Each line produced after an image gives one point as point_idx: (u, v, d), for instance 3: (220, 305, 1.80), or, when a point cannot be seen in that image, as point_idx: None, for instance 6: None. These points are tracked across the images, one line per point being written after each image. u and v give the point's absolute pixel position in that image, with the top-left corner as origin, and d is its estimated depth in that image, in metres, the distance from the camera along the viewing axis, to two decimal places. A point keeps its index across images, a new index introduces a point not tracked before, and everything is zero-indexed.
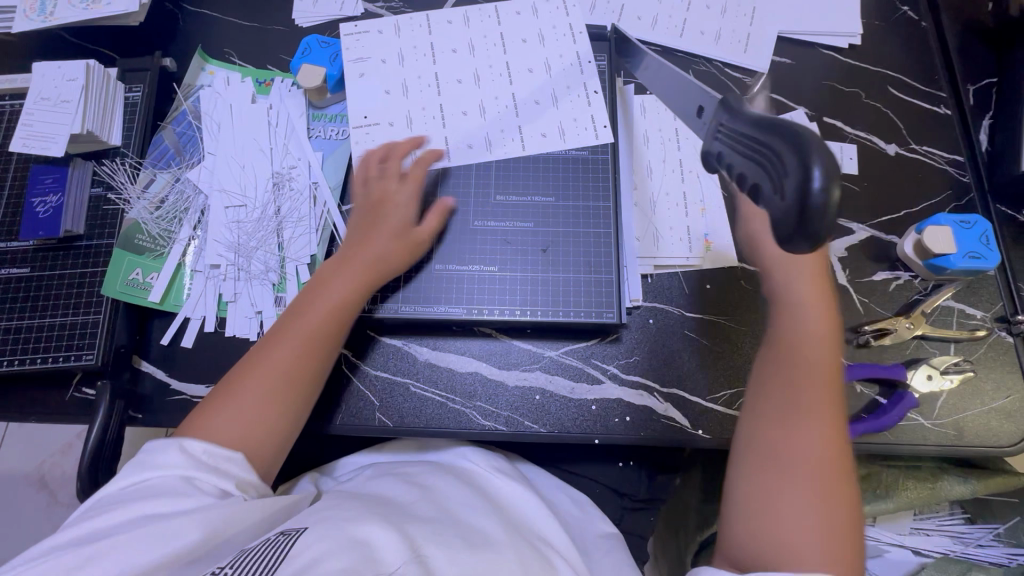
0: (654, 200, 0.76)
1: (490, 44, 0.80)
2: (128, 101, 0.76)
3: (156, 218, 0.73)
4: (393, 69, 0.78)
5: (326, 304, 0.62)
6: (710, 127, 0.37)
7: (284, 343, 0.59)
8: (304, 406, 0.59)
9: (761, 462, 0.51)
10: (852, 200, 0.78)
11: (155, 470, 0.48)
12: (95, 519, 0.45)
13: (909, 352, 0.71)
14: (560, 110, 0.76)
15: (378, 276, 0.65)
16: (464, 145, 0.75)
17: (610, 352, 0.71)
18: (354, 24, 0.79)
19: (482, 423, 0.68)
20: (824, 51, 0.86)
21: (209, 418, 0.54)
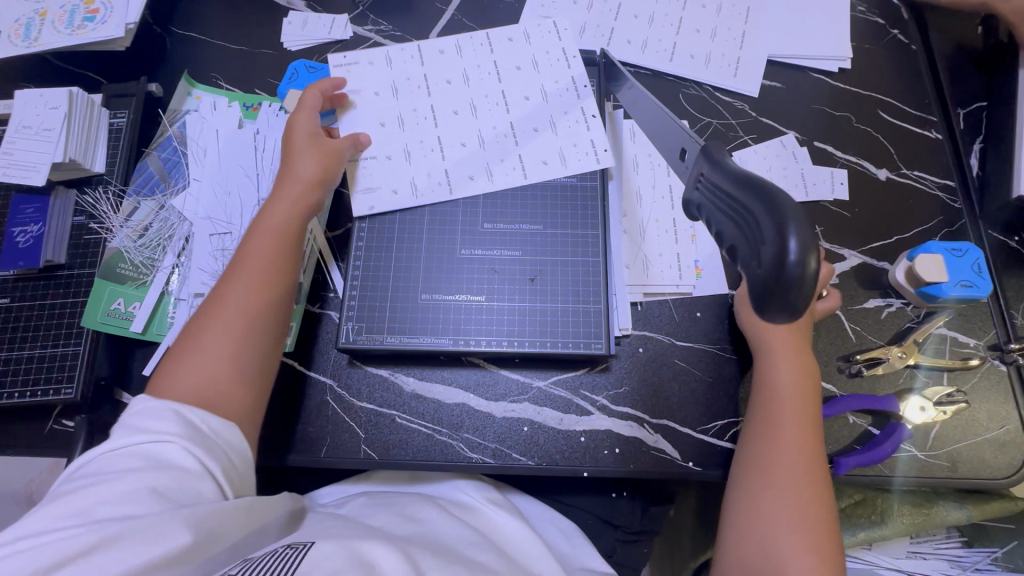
0: (645, 226, 0.75)
1: (483, 70, 0.78)
2: (112, 127, 0.75)
3: (139, 246, 0.72)
4: (388, 101, 0.76)
5: (263, 236, 0.63)
6: (691, 168, 0.37)
7: (233, 286, 0.60)
8: (270, 342, 0.60)
9: (749, 483, 0.57)
10: (845, 227, 0.77)
11: (161, 434, 0.50)
12: (97, 475, 0.46)
13: (901, 382, 0.70)
14: (559, 136, 0.74)
15: (308, 197, 0.66)
16: (465, 176, 0.74)
17: (599, 381, 0.70)
18: (342, 56, 0.77)
19: (470, 455, 0.67)
20: (814, 75, 0.86)
21: (177, 378, 0.55)
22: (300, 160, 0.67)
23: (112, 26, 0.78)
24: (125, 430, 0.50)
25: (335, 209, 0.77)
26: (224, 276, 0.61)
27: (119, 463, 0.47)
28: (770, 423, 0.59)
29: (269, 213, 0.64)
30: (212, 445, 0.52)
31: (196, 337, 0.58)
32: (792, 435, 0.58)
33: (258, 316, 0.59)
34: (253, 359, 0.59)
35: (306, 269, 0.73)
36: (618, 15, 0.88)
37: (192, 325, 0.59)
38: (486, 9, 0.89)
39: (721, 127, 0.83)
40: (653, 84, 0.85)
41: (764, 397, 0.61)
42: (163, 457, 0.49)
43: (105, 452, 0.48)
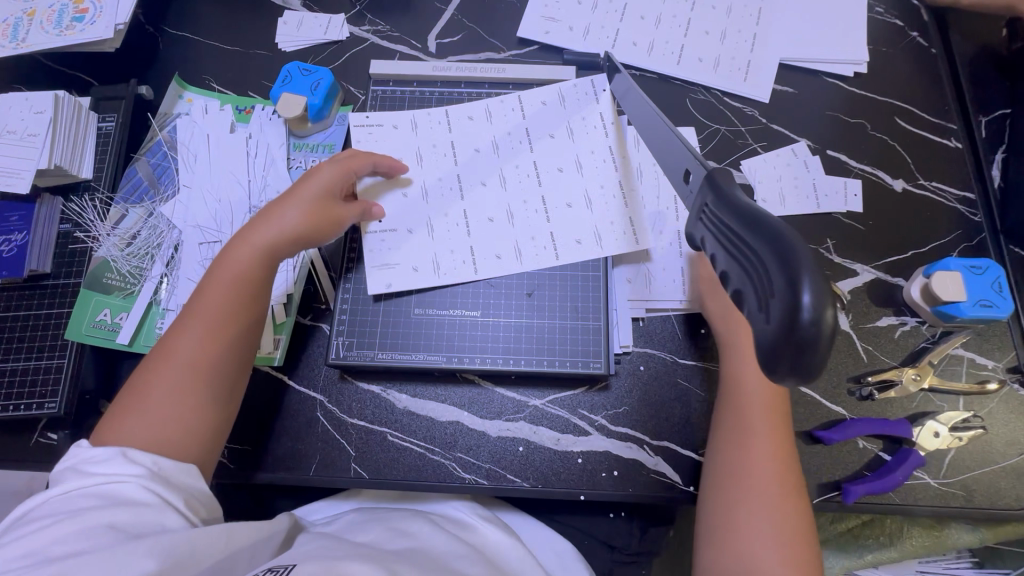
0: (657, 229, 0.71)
1: (514, 136, 0.74)
2: (101, 131, 0.74)
3: (126, 255, 0.70)
4: (412, 168, 0.72)
5: (226, 281, 0.60)
6: (697, 202, 0.34)
7: (188, 331, 0.57)
8: (220, 396, 0.57)
9: (725, 485, 0.57)
10: (857, 240, 0.74)
11: (116, 472, 0.48)
12: (46, 517, 0.45)
13: (914, 406, 0.67)
14: (597, 213, 0.70)
15: (280, 248, 0.62)
16: (492, 255, 0.69)
17: (598, 401, 0.67)
18: (364, 115, 0.73)
19: (463, 476, 0.65)
20: (828, 79, 0.82)
21: (122, 422, 0.53)
22: (287, 211, 0.62)
23: (101, 26, 0.76)
24: (76, 471, 0.48)
25: None
26: (181, 318, 0.59)
27: (72, 503, 0.46)
28: (741, 430, 0.59)
29: (235, 260, 0.60)
30: (167, 481, 0.50)
31: (145, 382, 0.55)
32: (763, 445, 0.58)
33: (210, 372, 0.56)
34: (200, 416, 0.55)
35: (297, 279, 0.71)
36: (623, 16, 0.85)
37: (145, 365, 0.57)
38: (486, 9, 0.86)
39: (729, 134, 0.80)
40: (659, 88, 0.82)
41: (734, 406, 0.61)
42: (121, 493, 0.47)
43: (54, 496, 0.47)
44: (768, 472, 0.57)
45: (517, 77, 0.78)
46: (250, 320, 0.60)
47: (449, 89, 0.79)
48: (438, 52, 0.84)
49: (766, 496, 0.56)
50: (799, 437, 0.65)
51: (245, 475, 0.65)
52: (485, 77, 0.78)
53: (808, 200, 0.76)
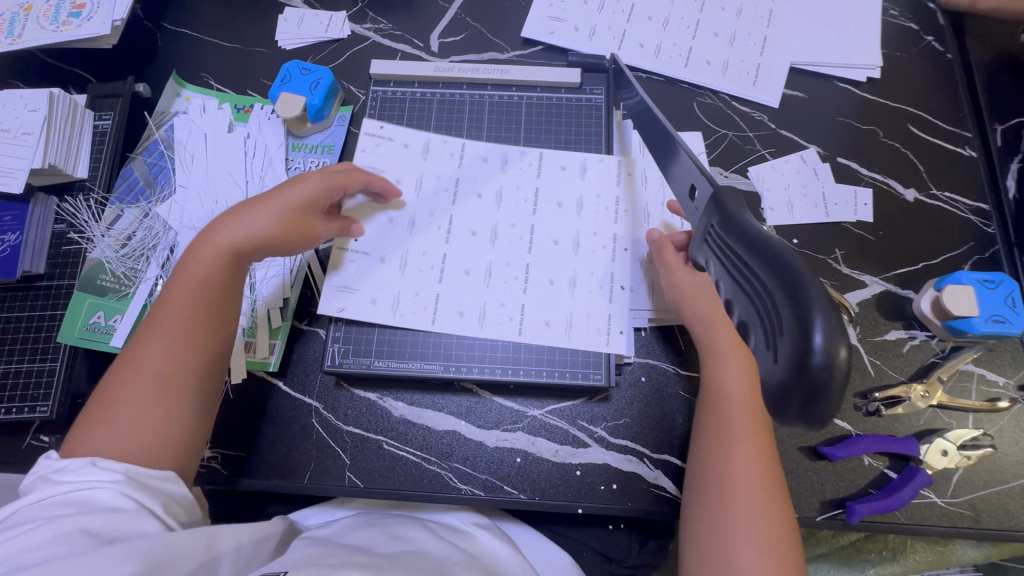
0: (612, 287, 0.68)
1: (524, 169, 0.73)
2: (97, 130, 0.73)
3: (121, 256, 0.69)
4: (407, 195, 0.71)
5: (189, 286, 0.58)
6: (704, 218, 0.32)
7: (153, 339, 0.56)
8: (193, 402, 0.56)
9: (704, 488, 0.56)
10: (867, 251, 0.72)
11: (91, 479, 0.47)
12: (19, 525, 0.43)
13: (922, 422, 0.65)
14: (577, 297, 0.67)
15: (248, 251, 0.61)
16: (454, 312, 0.67)
17: (598, 412, 0.66)
18: (379, 126, 0.73)
19: (459, 486, 0.64)
20: (839, 84, 0.80)
21: (89, 433, 0.52)
22: (259, 219, 0.60)
23: (98, 22, 0.75)
24: (51, 478, 0.47)
25: None
26: (146, 326, 0.57)
27: (45, 510, 0.44)
28: (717, 433, 0.57)
29: (200, 265, 0.59)
30: (148, 487, 0.49)
31: (108, 390, 0.54)
32: (741, 444, 0.56)
33: (175, 380, 0.55)
34: (165, 424, 0.53)
35: (293, 283, 0.71)
36: (630, 17, 0.83)
37: (110, 375, 0.56)
38: (491, 9, 0.84)
39: (737, 139, 0.78)
40: (666, 92, 0.80)
41: (710, 408, 0.59)
42: (97, 500, 0.46)
43: (26, 505, 0.45)
44: (744, 472, 0.55)
45: (520, 79, 0.77)
46: (217, 324, 0.59)
47: (450, 90, 0.77)
48: (441, 52, 0.82)
49: (744, 501, 0.54)
50: (803, 452, 0.64)
51: (238, 481, 0.64)
52: (488, 78, 0.77)
53: (816, 209, 0.74)
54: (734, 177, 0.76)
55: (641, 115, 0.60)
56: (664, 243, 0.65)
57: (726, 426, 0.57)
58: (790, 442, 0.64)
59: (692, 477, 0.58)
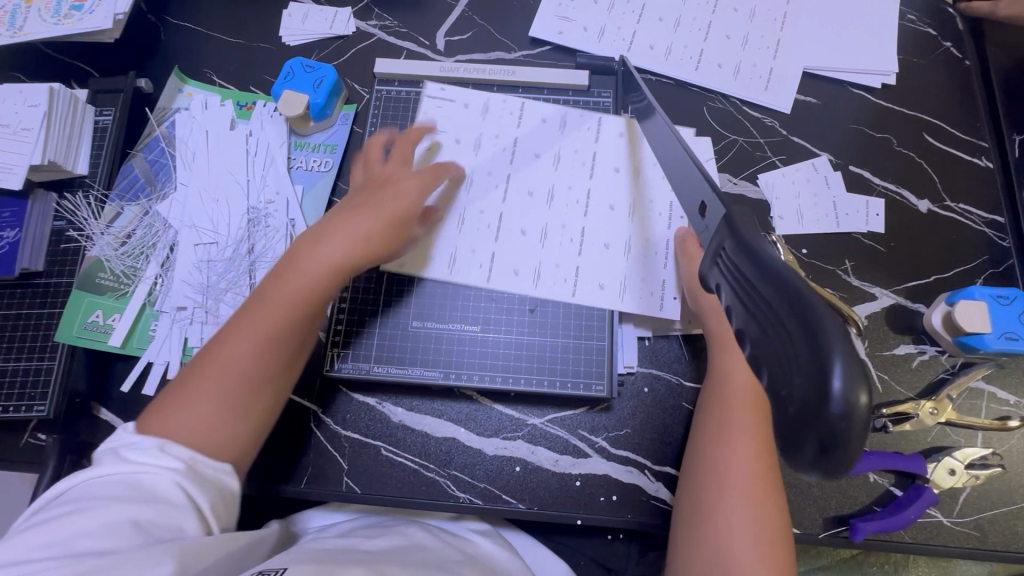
0: (659, 252, 0.68)
1: (580, 134, 0.73)
2: (97, 125, 0.72)
3: (120, 254, 0.69)
4: (465, 153, 0.72)
5: (300, 285, 0.56)
6: (714, 238, 0.31)
7: (252, 328, 0.54)
8: (273, 403, 0.55)
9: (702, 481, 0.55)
10: (878, 263, 0.71)
11: (146, 463, 0.46)
12: (72, 505, 0.43)
13: (930, 439, 0.64)
14: (632, 263, 0.68)
15: (362, 260, 0.59)
16: (509, 270, 0.68)
17: (599, 422, 0.65)
18: (441, 89, 0.74)
19: (457, 494, 0.63)
20: (854, 90, 0.78)
21: (172, 413, 0.50)
22: (370, 222, 0.60)
23: (99, 16, 0.74)
24: (109, 456, 0.47)
25: None
26: (244, 310, 0.55)
27: (104, 489, 0.44)
28: (719, 433, 0.56)
29: (316, 267, 0.57)
30: (203, 474, 0.48)
31: (196, 379, 0.52)
32: (742, 439, 0.55)
33: (265, 380, 0.54)
34: (256, 420, 0.53)
35: None
36: (641, 17, 0.81)
37: (201, 352, 0.53)
38: (498, 7, 0.83)
39: (747, 145, 0.76)
40: (675, 95, 0.79)
41: (712, 403, 0.59)
42: (149, 485, 0.45)
43: (83, 482, 0.45)
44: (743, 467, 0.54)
45: (526, 81, 0.75)
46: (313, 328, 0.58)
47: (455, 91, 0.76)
48: (446, 51, 0.81)
49: (741, 501, 0.52)
50: None
51: None
52: (494, 79, 0.75)
53: (826, 219, 0.72)
54: (743, 185, 0.74)
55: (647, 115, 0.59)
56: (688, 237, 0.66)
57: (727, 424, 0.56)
58: None
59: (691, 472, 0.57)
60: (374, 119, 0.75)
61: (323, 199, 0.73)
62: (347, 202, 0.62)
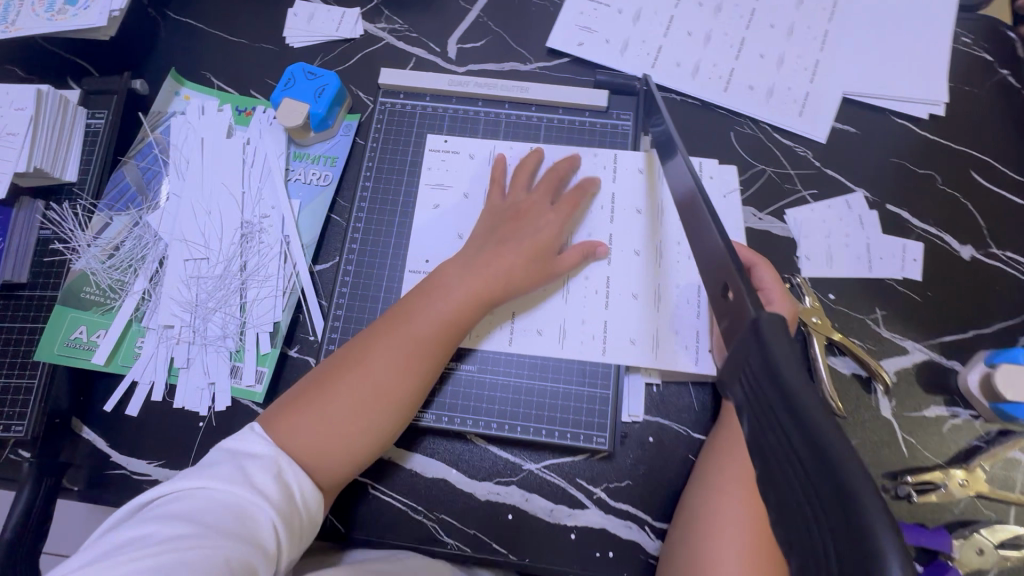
0: (690, 301, 0.64)
1: (593, 170, 0.68)
2: (89, 129, 0.69)
3: (107, 267, 0.67)
4: (473, 208, 0.68)
5: (435, 314, 0.56)
6: (738, 349, 0.28)
7: (385, 348, 0.54)
8: (386, 432, 0.54)
9: (696, 527, 0.53)
10: (912, 314, 0.65)
11: (253, 490, 0.44)
12: (170, 520, 0.40)
13: (957, 512, 0.59)
14: (660, 313, 0.63)
15: (493, 297, 0.59)
16: (532, 330, 0.63)
17: (600, 471, 0.61)
18: (443, 140, 0.70)
19: (446, 540, 0.60)
20: (897, 120, 0.72)
21: (297, 418, 0.50)
22: (510, 259, 0.60)
23: (95, 13, 0.70)
24: (222, 466, 0.45)
25: (323, 239, 0.70)
26: (380, 328, 0.56)
27: (204, 508, 0.42)
28: (717, 501, 0.53)
29: (453, 299, 0.57)
30: (299, 515, 0.46)
31: (325, 388, 0.52)
32: (738, 485, 0.53)
33: (387, 403, 0.53)
34: (371, 443, 0.53)
35: (286, 307, 0.66)
36: (668, 31, 0.75)
37: (336, 363, 0.54)
38: (516, 13, 0.77)
39: (776, 176, 0.71)
40: (700, 118, 0.73)
41: (716, 468, 0.55)
42: (246, 517, 0.42)
43: (187, 494, 0.43)
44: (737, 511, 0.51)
45: (541, 99, 0.71)
46: (442, 361, 0.57)
47: (464, 106, 0.72)
48: (458, 59, 0.76)
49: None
50: None
51: None
52: (506, 95, 0.71)
53: (858, 262, 0.67)
54: (769, 220, 0.69)
55: (664, 144, 0.52)
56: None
57: (725, 493, 0.53)
58: None
59: (687, 517, 0.54)
60: (376, 133, 0.71)
61: (320, 216, 0.70)
62: (489, 232, 0.62)
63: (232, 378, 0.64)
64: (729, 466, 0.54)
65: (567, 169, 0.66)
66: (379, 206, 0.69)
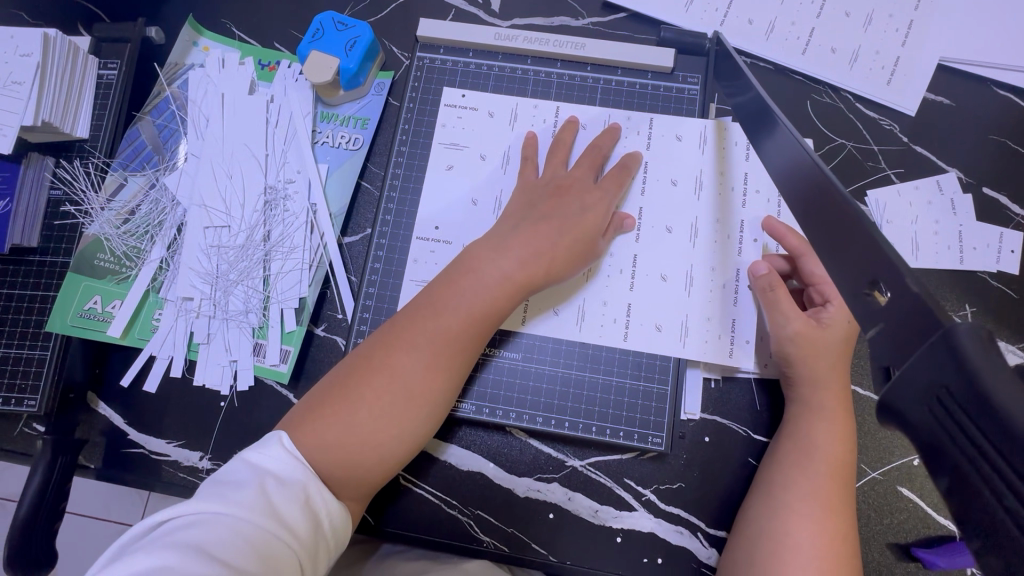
0: (728, 287, 0.58)
1: (629, 138, 0.61)
2: (101, 80, 0.64)
3: (122, 233, 0.62)
4: (490, 172, 0.61)
5: (467, 305, 0.51)
6: (932, 368, 0.21)
7: (413, 345, 0.49)
8: (419, 434, 0.50)
9: (763, 549, 0.47)
10: (1007, 314, 0.58)
11: (280, 524, 0.40)
12: (190, 553, 0.36)
13: None
14: (716, 303, 0.57)
15: (530, 286, 0.53)
16: (550, 312, 0.58)
17: (650, 472, 0.56)
18: (461, 95, 0.64)
19: (481, 538, 0.56)
20: (999, 91, 0.64)
21: (321, 426, 0.46)
22: (550, 242, 0.54)
23: None
24: (248, 487, 0.40)
25: (352, 210, 0.64)
26: (406, 321, 0.51)
27: (226, 542, 0.37)
28: (786, 519, 0.47)
29: (487, 289, 0.52)
30: (323, 541, 0.43)
31: (350, 389, 0.48)
32: (811, 507, 0.47)
33: (417, 407, 0.49)
34: (403, 447, 0.49)
35: (312, 282, 0.61)
36: None
37: (361, 360, 0.50)
38: None
39: (857, 152, 0.63)
40: (774, 84, 0.65)
41: (785, 486, 0.49)
42: (271, 554, 0.38)
43: (205, 519, 0.39)
44: (810, 535, 0.46)
45: (597, 57, 0.63)
46: (475, 355, 0.52)
47: (511, 64, 0.65)
48: (502, 12, 0.68)
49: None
50: (889, 548, 0.53)
51: None
52: (559, 53, 0.64)
53: (948, 252, 0.60)
54: None
55: (755, 114, 0.46)
56: (774, 281, 0.54)
57: (796, 512, 0.47)
58: (878, 537, 0.53)
59: (751, 536, 0.49)
60: (413, 92, 0.65)
61: (349, 183, 0.64)
62: (524, 209, 0.56)
63: (255, 356, 0.60)
64: (803, 482, 0.49)
65: (608, 146, 0.60)
66: (415, 175, 0.62)
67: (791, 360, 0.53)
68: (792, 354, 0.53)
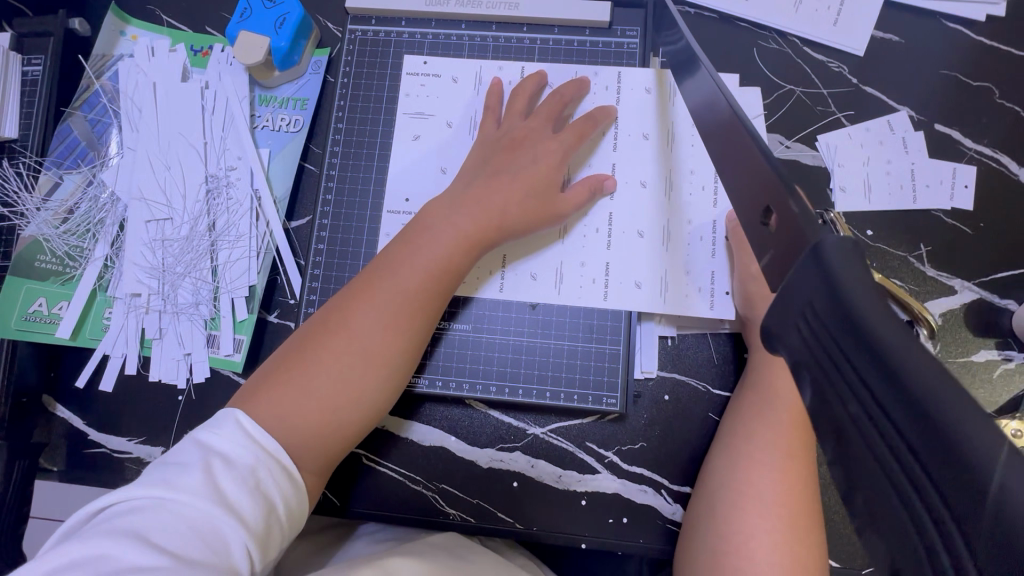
0: (702, 238, 0.57)
1: (595, 94, 0.60)
2: (27, 76, 0.63)
3: (62, 233, 0.61)
4: (461, 139, 0.60)
5: (421, 264, 0.50)
6: None
7: (368, 307, 0.49)
8: (380, 397, 0.49)
9: (723, 497, 0.47)
10: (960, 251, 0.58)
11: (222, 505, 0.39)
12: (127, 540, 0.36)
13: None
14: (672, 255, 0.57)
15: (484, 242, 0.52)
16: (525, 274, 0.57)
17: (611, 434, 0.56)
18: (423, 61, 0.61)
19: (447, 511, 0.56)
20: (948, 24, 0.62)
21: (278, 396, 0.46)
22: (504, 197, 0.53)
23: None
24: (190, 470, 0.40)
25: (296, 194, 0.63)
26: (361, 284, 0.50)
27: (164, 527, 0.37)
28: (748, 470, 0.47)
29: (440, 246, 0.51)
30: (278, 521, 0.42)
31: (306, 357, 0.47)
32: (769, 456, 0.47)
33: (375, 370, 0.48)
34: (363, 412, 0.48)
35: (261, 269, 0.60)
36: None
37: (317, 327, 0.49)
38: None
39: (807, 97, 0.61)
40: (719, 33, 0.63)
41: (744, 437, 0.49)
42: (214, 538, 0.38)
43: (147, 504, 0.38)
44: (767, 482, 0.46)
45: (533, 17, 0.62)
46: (434, 314, 0.52)
47: (446, 30, 0.63)
48: None
49: (769, 562, 0.42)
50: None
51: None
52: (493, 15, 0.62)
53: (901, 192, 0.59)
54: (799, 148, 0.60)
55: (683, 62, 0.44)
56: None
57: (757, 461, 0.47)
58: None
59: (711, 486, 0.49)
60: (347, 67, 0.63)
61: (293, 165, 0.63)
62: (478, 165, 0.56)
63: (209, 347, 0.59)
64: (762, 431, 0.49)
65: (571, 95, 0.58)
66: (358, 152, 0.61)
67: (750, 306, 0.53)
68: (747, 303, 0.53)
